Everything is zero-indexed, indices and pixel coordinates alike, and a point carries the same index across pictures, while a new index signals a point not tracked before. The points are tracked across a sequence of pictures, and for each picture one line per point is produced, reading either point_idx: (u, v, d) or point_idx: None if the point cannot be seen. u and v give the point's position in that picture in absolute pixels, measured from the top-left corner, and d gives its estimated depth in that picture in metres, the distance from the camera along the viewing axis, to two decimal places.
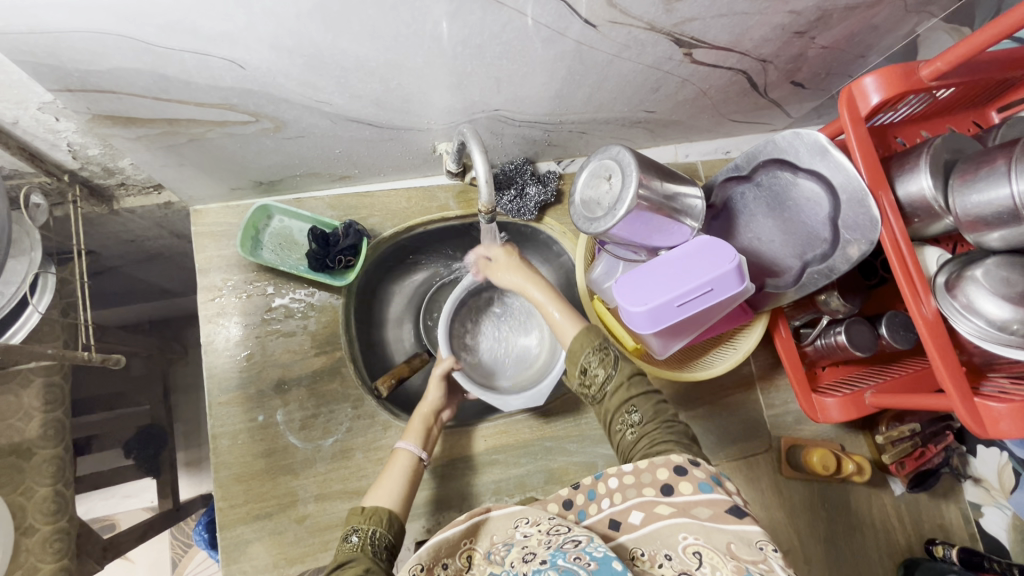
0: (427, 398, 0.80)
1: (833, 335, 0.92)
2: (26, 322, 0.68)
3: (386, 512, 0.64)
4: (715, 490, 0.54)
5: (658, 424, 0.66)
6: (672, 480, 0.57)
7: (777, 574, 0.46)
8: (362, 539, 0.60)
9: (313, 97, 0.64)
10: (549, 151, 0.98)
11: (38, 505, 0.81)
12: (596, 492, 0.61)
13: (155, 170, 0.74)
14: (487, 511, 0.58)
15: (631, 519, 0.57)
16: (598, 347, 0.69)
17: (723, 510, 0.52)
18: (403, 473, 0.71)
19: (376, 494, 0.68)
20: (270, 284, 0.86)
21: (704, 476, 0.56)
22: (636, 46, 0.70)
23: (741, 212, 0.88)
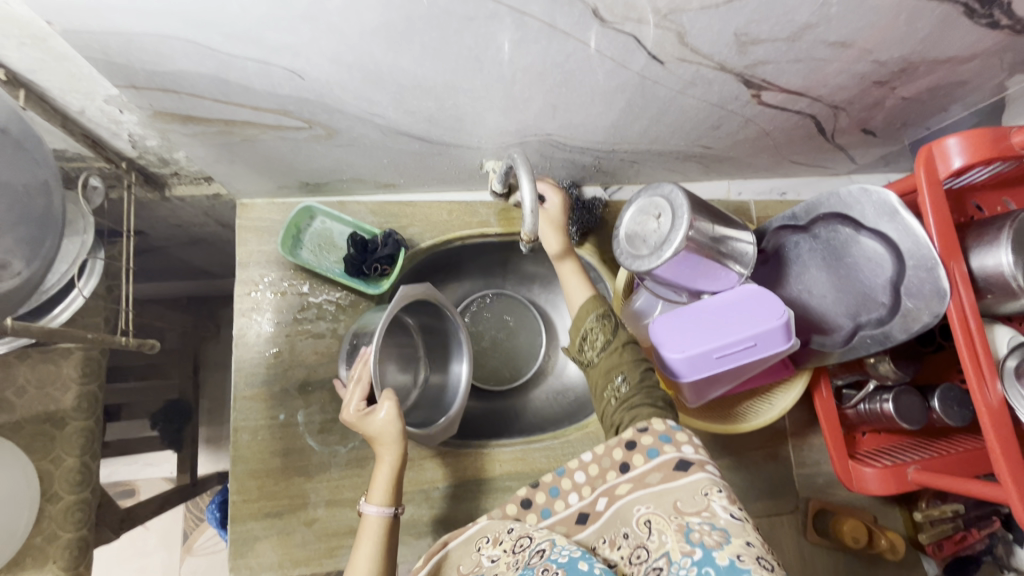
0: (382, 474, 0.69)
1: (879, 402, 0.86)
2: (71, 304, 0.70)
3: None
4: (662, 453, 0.55)
5: (638, 389, 0.66)
6: (627, 457, 0.56)
7: (721, 519, 0.46)
8: None
9: (367, 109, 0.64)
10: (595, 177, 0.96)
11: (64, 474, 0.83)
12: (560, 488, 0.58)
13: (207, 165, 0.75)
14: (444, 544, 0.57)
15: (596, 507, 0.55)
16: (601, 314, 0.74)
17: (672, 470, 0.53)
18: (373, 546, 0.65)
19: (352, 572, 0.63)
20: (305, 284, 0.87)
21: (652, 441, 0.56)
22: (703, 84, 0.67)
23: (794, 262, 0.84)
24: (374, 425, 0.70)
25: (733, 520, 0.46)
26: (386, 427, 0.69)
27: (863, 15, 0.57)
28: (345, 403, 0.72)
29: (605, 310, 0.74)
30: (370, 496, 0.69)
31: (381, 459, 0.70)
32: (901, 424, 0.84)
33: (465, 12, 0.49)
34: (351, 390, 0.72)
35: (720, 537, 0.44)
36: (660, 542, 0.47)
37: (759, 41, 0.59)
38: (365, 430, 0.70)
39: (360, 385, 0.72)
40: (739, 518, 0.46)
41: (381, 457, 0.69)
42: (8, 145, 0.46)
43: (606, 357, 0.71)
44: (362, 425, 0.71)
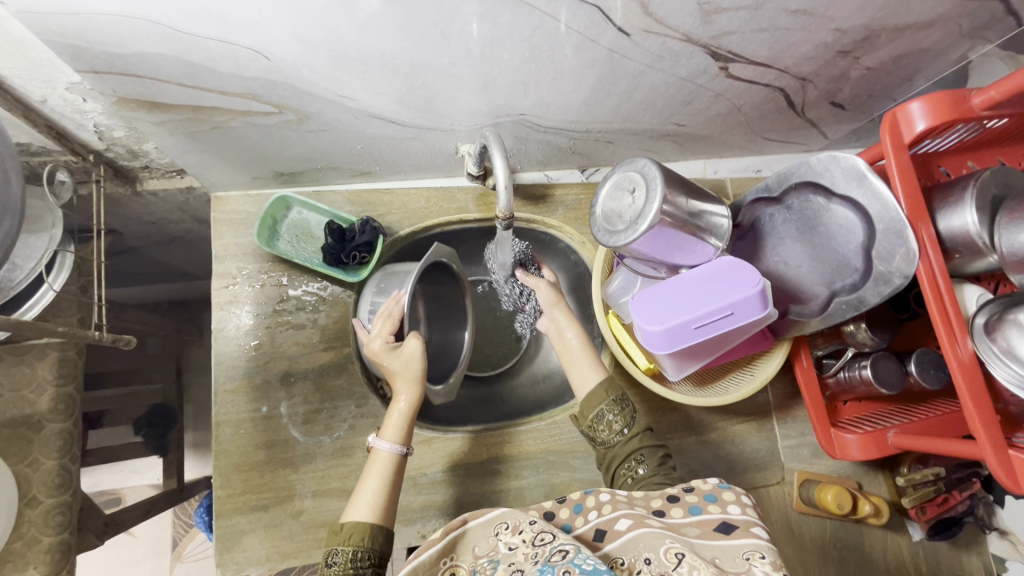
0: (399, 403, 0.72)
1: (858, 369, 0.87)
2: (40, 299, 0.68)
3: (369, 529, 0.62)
4: (706, 512, 0.57)
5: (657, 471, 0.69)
6: (665, 506, 0.59)
7: None
8: (344, 562, 0.59)
9: (336, 91, 0.64)
10: (571, 159, 0.96)
11: (43, 477, 0.82)
12: (584, 506, 0.61)
13: (178, 156, 0.75)
14: (465, 522, 0.60)
15: (616, 526, 0.57)
16: (613, 402, 0.75)
17: (712, 530, 0.55)
18: (383, 479, 0.67)
19: (356, 506, 0.64)
20: (284, 276, 0.86)
21: (697, 499, 0.59)
22: (671, 57, 0.68)
23: (769, 234, 0.85)
24: (392, 357, 0.74)
25: None
26: (411, 359, 0.73)
27: None
28: (372, 336, 0.76)
29: (618, 397, 0.75)
30: (382, 432, 0.71)
31: (396, 398, 0.73)
32: (880, 390, 0.85)
33: None
34: (380, 325, 0.77)
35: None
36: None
37: (722, 10, 0.60)
38: (388, 363, 0.74)
39: (389, 319, 0.77)
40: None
41: (398, 389, 0.73)
42: None
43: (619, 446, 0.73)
44: (387, 357, 0.74)
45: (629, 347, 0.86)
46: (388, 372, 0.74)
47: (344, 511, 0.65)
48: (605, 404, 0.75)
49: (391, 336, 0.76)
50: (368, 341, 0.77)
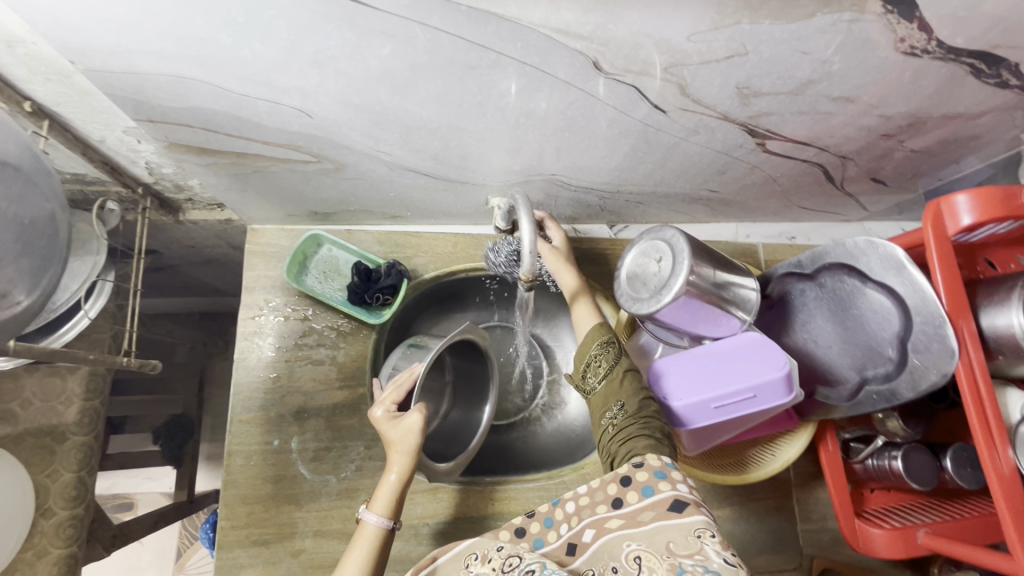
0: (391, 479, 0.69)
1: (888, 459, 0.83)
2: (77, 324, 0.72)
3: None
4: (657, 491, 0.56)
5: (635, 418, 0.66)
6: (621, 493, 0.58)
7: (711, 563, 0.47)
8: None
9: (374, 146, 0.66)
10: (601, 215, 0.96)
11: (60, 489, 0.85)
12: (553, 519, 0.59)
13: (220, 192, 0.78)
14: (434, 559, 0.58)
15: (584, 538, 0.56)
16: (605, 342, 0.74)
17: (666, 510, 0.54)
18: (366, 553, 0.65)
19: None
20: (309, 311, 0.88)
21: (647, 478, 0.57)
22: (706, 132, 0.67)
23: (800, 310, 0.82)
24: (387, 429, 0.71)
25: (725, 564, 0.46)
26: (407, 434, 0.69)
27: (866, 72, 0.57)
28: (378, 402, 0.74)
29: (608, 338, 0.74)
30: (372, 502, 0.69)
31: (389, 469, 0.70)
32: (911, 484, 0.81)
33: (468, 61, 0.51)
34: (387, 391, 0.75)
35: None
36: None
37: (761, 94, 0.59)
38: (387, 432, 0.71)
39: (398, 390, 0.75)
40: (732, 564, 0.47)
41: (392, 460, 0.70)
42: (16, 181, 0.48)
43: (610, 384, 0.71)
44: (386, 425, 0.72)
45: None
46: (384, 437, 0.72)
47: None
48: (597, 343, 0.74)
49: (395, 406, 0.73)
50: (373, 406, 0.75)
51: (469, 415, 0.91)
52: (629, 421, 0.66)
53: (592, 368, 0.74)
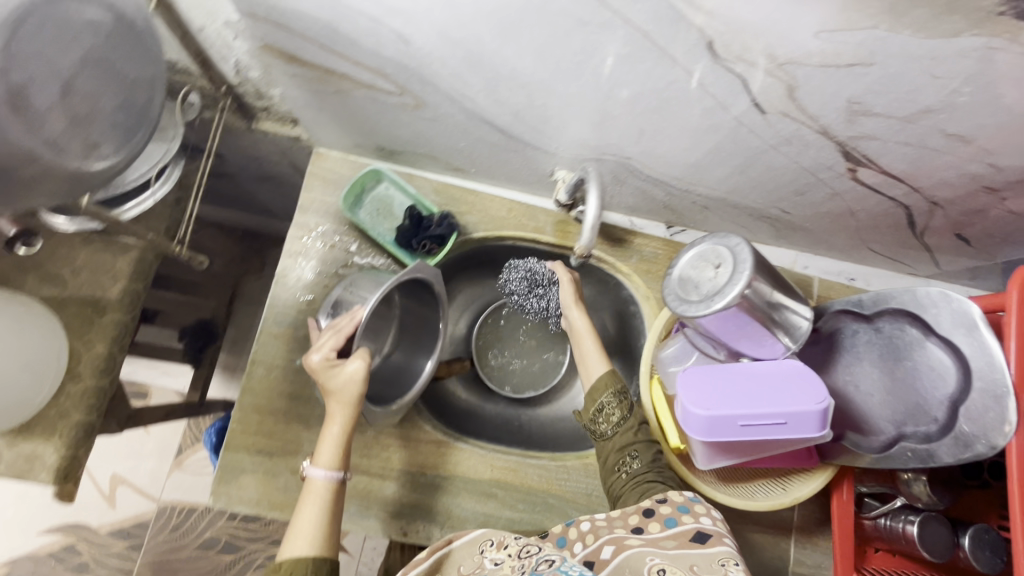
0: (330, 430, 0.72)
1: (902, 522, 0.79)
2: (143, 202, 0.76)
3: (312, 561, 0.64)
4: (679, 523, 0.60)
5: (650, 467, 0.71)
6: (643, 522, 0.62)
7: None
8: None
9: (459, 89, 0.65)
10: (661, 212, 0.94)
11: (91, 359, 0.88)
12: (566, 539, 0.63)
13: (298, 107, 0.78)
14: (450, 542, 0.59)
15: (602, 555, 0.59)
16: (618, 392, 0.77)
17: (687, 539, 0.58)
18: (318, 510, 0.69)
19: (297, 538, 0.66)
20: (355, 243, 0.89)
21: (670, 511, 0.62)
22: (799, 144, 0.64)
23: (846, 350, 0.79)
24: (326, 377, 0.73)
25: None
26: (349, 382, 0.72)
27: (991, 112, 0.53)
28: (316, 348, 0.74)
29: (620, 388, 0.77)
30: (315, 459, 0.71)
31: (331, 421, 0.72)
32: (923, 554, 0.77)
33: (580, 15, 0.49)
34: (325, 338, 0.75)
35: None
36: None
37: (870, 113, 0.56)
38: (327, 382, 0.73)
39: (337, 336, 0.75)
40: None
41: (332, 415, 0.72)
42: None
43: (623, 433, 0.75)
44: (325, 377, 0.73)
45: (664, 422, 0.79)
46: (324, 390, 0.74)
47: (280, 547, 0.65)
48: (608, 393, 0.76)
49: (334, 353, 0.74)
50: (309, 352, 0.75)
51: (412, 360, 0.90)
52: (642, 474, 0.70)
53: (604, 415, 0.76)
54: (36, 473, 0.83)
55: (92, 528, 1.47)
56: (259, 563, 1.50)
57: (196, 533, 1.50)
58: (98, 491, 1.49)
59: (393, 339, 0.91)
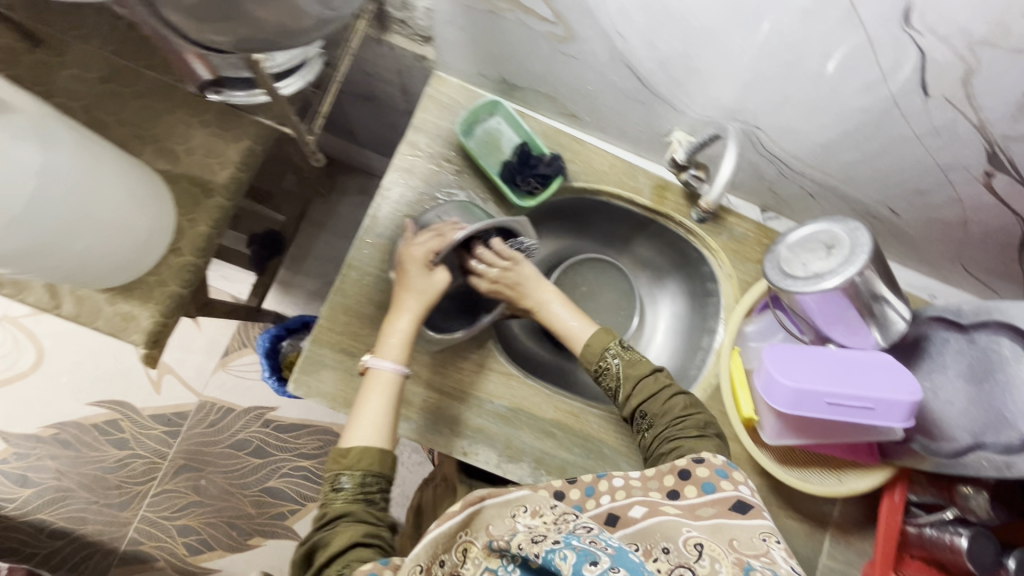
0: (401, 322, 0.76)
1: (948, 532, 0.80)
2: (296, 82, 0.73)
3: (379, 454, 0.66)
4: (718, 488, 0.63)
5: (671, 420, 0.76)
6: (679, 487, 0.65)
7: (777, 564, 0.51)
8: (352, 488, 0.64)
9: (619, 26, 0.65)
10: (762, 194, 0.94)
11: (193, 237, 0.91)
12: (595, 488, 0.67)
13: (440, 23, 0.79)
14: (481, 500, 0.56)
15: (631, 513, 0.62)
16: (609, 349, 0.83)
17: (727, 508, 0.61)
18: (383, 397, 0.71)
19: (361, 423, 0.68)
20: (460, 170, 0.90)
21: (709, 475, 0.65)
22: (947, 137, 0.64)
23: (930, 356, 0.80)
24: (413, 272, 0.78)
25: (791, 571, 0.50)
26: (435, 287, 0.78)
27: None
28: (414, 244, 0.79)
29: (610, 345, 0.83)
30: (383, 352, 0.74)
31: (402, 314, 0.76)
32: (967, 565, 0.77)
33: None
34: (427, 238, 0.80)
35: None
36: (714, 568, 0.49)
37: None
38: (415, 279, 0.78)
39: (439, 239, 0.79)
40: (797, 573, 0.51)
41: (405, 306, 0.77)
42: None
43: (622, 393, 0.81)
44: (413, 270, 0.78)
45: (739, 394, 0.82)
46: (406, 282, 0.78)
47: (346, 431, 0.68)
48: (607, 347, 0.82)
49: (434, 255, 0.79)
50: (409, 245, 0.80)
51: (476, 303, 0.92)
52: (673, 418, 0.76)
53: (606, 376, 0.82)
54: (130, 333, 0.87)
55: (136, 408, 1.53)
56: (285, 471, 1.57)
57: (230, 432, 1.57)
58: (146, 377, 1.55)
59: (458, 275, 0.93)
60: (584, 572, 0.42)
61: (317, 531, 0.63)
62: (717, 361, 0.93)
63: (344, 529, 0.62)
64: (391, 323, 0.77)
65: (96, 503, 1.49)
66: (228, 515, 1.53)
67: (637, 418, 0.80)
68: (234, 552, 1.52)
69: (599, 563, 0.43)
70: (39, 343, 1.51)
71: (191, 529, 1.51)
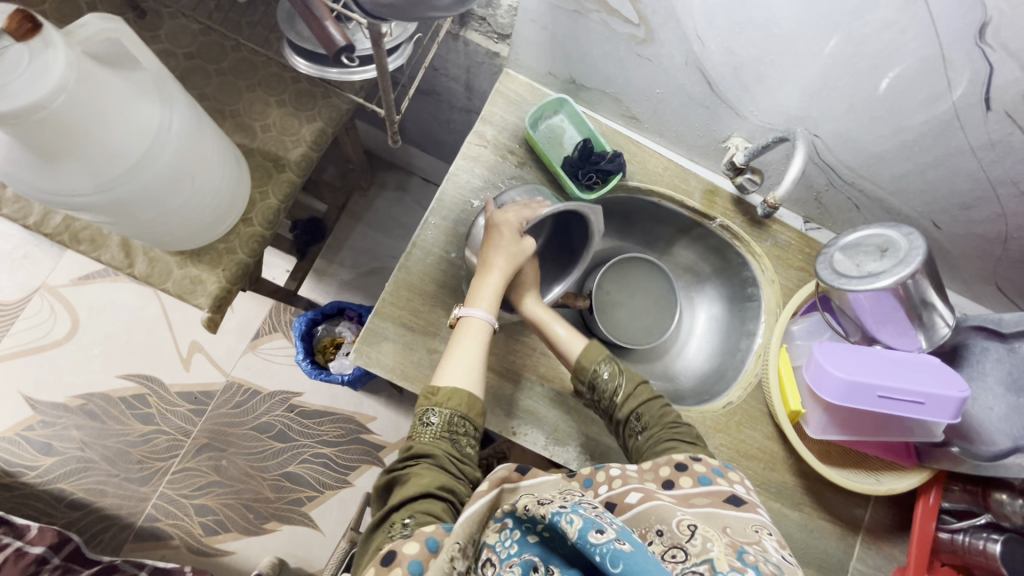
0: (490, 280, 0.81)
1: (982, 538, 0.82)
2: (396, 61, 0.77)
3: (467, 400, 0.72)
4: (713, 484, 0.64)
5: (661, 428, 0.78)
6: (673, 476, 0.66)
7: (767, 552, 0.51)
8: (439, 423, 0.71)
9: (700, 30, 0.71)
10: (808, 204, 0.98)
11: (264, 208, 0.94)
12: (593, 480, 0.66)
13: (521, 21, 0.84)
14: (503, 478, 0.60)
15: (627, 500, 0.61)
16: (610, 359, 0.83)
17: (721, 500, 0.61)
18: (476, 341, 0.77)
19: (454, 367, 0.75)
20: (524, 162, 0.95)
21: (705, 472, 0.66)
22: (1001, 150, 0.70)
23: (970, 364, 0.83)
24: (502, 234, 0.82)
25: (782, 559, 0.50)
26: (524, 252, 0.82)
27: None
28: (504, 211, 0.83)
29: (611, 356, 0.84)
30: (474, 303, 0.80)
31: (493, 273, 0.81)
32: (1000, 570, 0.79)
33: None
34: (512, 209, 0.83)
35: (775, 568, 0.47)
36: (704, 548, 0.47)
37: None
38: (504, 241, 0.82)
39: (522, 211, 0.83)
40: (788, 561, 0.51)
41: (497, 266, 0.81)
42: None
43: (624, 399, 0.80)
44: (505, 235, 0.82)
45: (785, 388, 0.88)
46: (494, 243, 0.82)
47: (441, 370, 0.75)
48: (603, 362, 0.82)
49: (523, 223, 0.82)
50: (498, 211, 0.83)
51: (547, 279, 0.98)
52: (663, 423, 0.78)
53: (601, 384, 0.81)
54: (197, 296, 0.90)
55: (164, 384, 1.55)
56: (305, 457, 1.57)
57: (254, 414, 1.58)
58: (176, 353, 1.58)
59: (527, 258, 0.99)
60: (589, 539, 0.41)
61: (403, 462, 0.69)
62: (756, 361, 0.95)
63: (425, 466, 0.67)
64: (482, 278, 0.82)
65: (117, 476, 1.49)
66: (246, 498, 1.52)
67: (631, 421, 0.79)
68: (249, 535, 1.50)
69: (605, 532, 0.42)
70: (74, 311, 1.55)
71: (208, 509, 1.50)
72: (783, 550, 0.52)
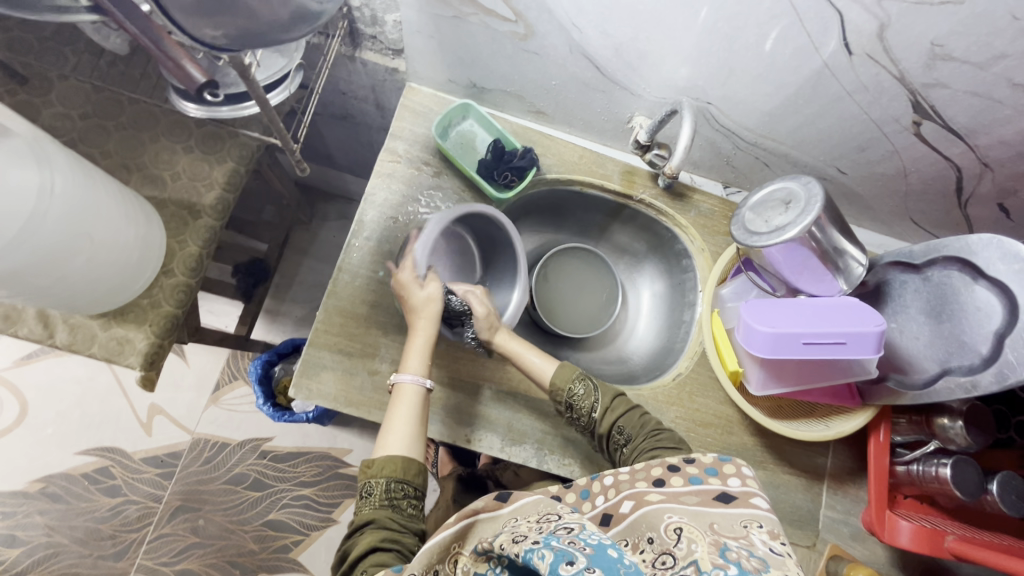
0: (415, 342, 0.81)
1: (934, 465, 0.83)
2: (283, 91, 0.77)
3: (404, 462, 0.71)
4: (705, 483, 0.61)
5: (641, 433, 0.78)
6: (665, 476, 0.63)
7: (755, 545, 0.50)
8: (380, 493, 0.69)
9: (573, 17, 0.72)
10: (723, 171, 1.01)
11: (184, 257, 0.93)
12: (590, 492, 0.65)
13: (408, 35, 0.85)
14: (475, 513, 0.57)
15: (620, 509, 0.60)
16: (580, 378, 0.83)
17: (711, 498, 0.59)
18: (413, 408, 0.76)
19: (395, 436, 0.73)
20: (439, 170, 0.95)
21: (698, 471, 0.63)
22: (875, 91, 0.73)
23: (893, 299, 0.86)
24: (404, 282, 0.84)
25: (771, 551, 0.49)
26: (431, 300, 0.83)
27: None
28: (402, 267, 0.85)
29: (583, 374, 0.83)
30: (404, 367, 0.79)
31: (414, 333, 0.82)
32: (954, 493, 0.81)
33: None
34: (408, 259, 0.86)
35: (758, 562, 0.46)
36: (690, 549, 0.48)
37: (948, 57, 0.66)
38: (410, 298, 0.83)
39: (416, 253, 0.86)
40: (776, 553, 0.49)
41: (418, 327, 0.82)
42: None
43: (601, 413, 0.81)
44: (411, 292, 0.83)
45: (724, 351, 0.90)
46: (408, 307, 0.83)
47: (382, 439, 0.73)
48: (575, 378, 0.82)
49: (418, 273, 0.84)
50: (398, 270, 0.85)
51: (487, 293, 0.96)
52: (648, 433, 0.78)
53: (576, 401, 0.82)
54: (125, 356, 0.88)
55: (127, 453, 1.51)
56: (285, 502, 1.53)
57: (226, 467, 1.54)
58: (136, 419, 1.53)
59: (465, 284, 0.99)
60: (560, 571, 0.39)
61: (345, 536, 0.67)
62: (698, 331, 0.97)
63: (369, 532, 0.65)
64: (409, 342, 0.82)
65: (90, 556, 1.44)
66: (229, 554, 1.48)
67: (615, 434, 0.80)
68: None
69: (574, 562, 0.40)
70: (21, 394, 1.50)
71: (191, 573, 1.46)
72: (771, 542, 0.51)
